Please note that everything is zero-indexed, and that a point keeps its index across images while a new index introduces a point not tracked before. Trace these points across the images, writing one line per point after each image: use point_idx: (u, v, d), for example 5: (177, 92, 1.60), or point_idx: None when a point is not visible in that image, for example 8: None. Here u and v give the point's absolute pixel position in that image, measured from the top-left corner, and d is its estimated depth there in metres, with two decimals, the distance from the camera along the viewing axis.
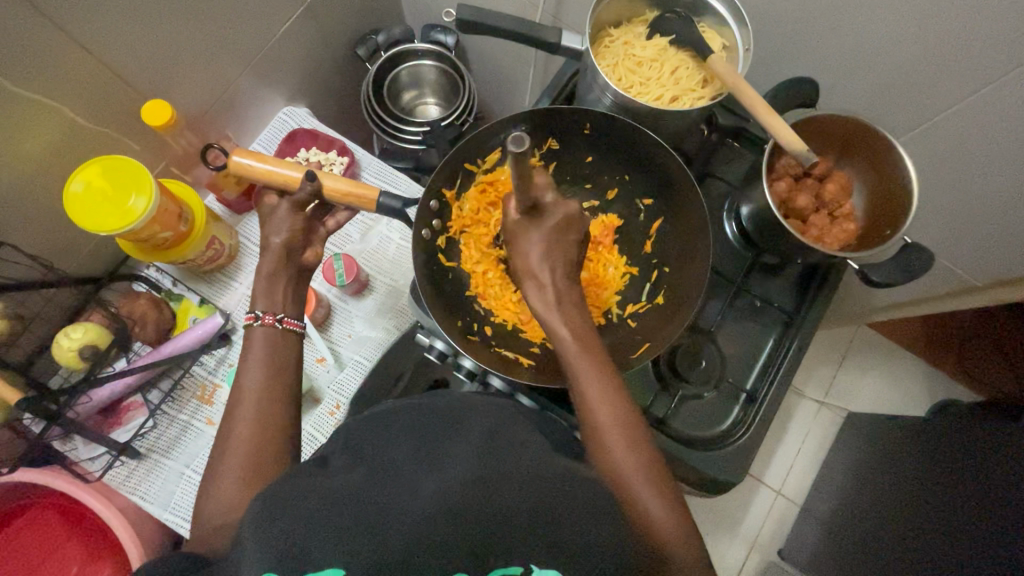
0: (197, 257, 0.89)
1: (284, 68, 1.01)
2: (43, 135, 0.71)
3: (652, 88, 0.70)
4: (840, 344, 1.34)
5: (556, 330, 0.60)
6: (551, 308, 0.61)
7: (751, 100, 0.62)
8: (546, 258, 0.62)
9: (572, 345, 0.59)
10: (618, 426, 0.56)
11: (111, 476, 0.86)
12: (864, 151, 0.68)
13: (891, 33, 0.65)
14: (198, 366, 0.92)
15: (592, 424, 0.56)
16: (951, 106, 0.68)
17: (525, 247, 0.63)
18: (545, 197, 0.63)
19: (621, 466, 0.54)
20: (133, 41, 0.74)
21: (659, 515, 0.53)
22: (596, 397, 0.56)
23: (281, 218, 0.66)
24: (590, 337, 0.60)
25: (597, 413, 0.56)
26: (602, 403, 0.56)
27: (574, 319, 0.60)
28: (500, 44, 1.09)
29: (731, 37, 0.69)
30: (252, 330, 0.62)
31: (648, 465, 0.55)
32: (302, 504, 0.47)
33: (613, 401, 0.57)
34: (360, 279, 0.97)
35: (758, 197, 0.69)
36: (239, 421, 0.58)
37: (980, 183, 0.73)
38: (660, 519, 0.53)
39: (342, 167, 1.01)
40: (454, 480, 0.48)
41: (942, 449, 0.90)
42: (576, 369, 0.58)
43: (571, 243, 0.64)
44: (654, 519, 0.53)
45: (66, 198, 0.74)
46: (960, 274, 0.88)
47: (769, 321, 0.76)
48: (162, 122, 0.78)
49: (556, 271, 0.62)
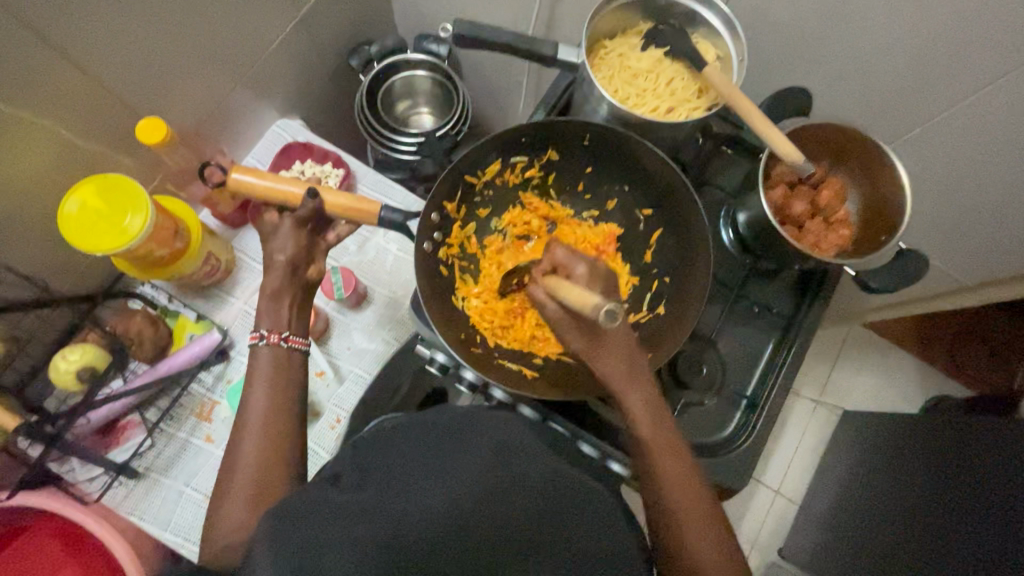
0: (193, 273, 0.89)
1: (277, 80, 1.01)
2: (36, 154, 0.71)
3: (648, 99, 0.71)
4: (833, 344, 1.35)
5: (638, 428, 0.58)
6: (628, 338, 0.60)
7: (748, 111, 0.63)
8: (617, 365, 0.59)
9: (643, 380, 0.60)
10: (676, 464, 0.57)
11: (109, 497, 0.85)
12: (855, 158, 0.69)
13: (880, 41, 0.66)
14: (196, 384, 0.91)
15: (648, 458, 0.58)
16: (941, 112, 0.69)
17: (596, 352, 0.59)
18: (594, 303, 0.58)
19: (678, 502, 0.56)
20: (125, 59, 0.73)
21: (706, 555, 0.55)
22: (657, 435, 0.58)
23: (284, 234, 0.65)
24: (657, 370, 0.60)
25: (657, 450, 0.57)
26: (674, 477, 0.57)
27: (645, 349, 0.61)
28: (493, 54, 1.09)
29: (724, 48, 0.70)
30: (258, 347, 0.62)
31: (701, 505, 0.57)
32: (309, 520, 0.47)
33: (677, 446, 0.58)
34: (358, 292, 0.97)
35: (754, 206, 0.70)
36: (245, 442, 0.57)
37: (971, 187, 0.75)
38: (710, 559, 0.55)
39: (338, 180, 1.01)
40: (458, 498, 0.48)
41: (933, 445, 0.91)
42: (642, 402, 0.59)
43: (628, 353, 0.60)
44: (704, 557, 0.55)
45: (61, 219, 0.73)
46: (953, 274, 0.89)
47: (768, 326, 0.76)
48: (157, 140, 0.77)
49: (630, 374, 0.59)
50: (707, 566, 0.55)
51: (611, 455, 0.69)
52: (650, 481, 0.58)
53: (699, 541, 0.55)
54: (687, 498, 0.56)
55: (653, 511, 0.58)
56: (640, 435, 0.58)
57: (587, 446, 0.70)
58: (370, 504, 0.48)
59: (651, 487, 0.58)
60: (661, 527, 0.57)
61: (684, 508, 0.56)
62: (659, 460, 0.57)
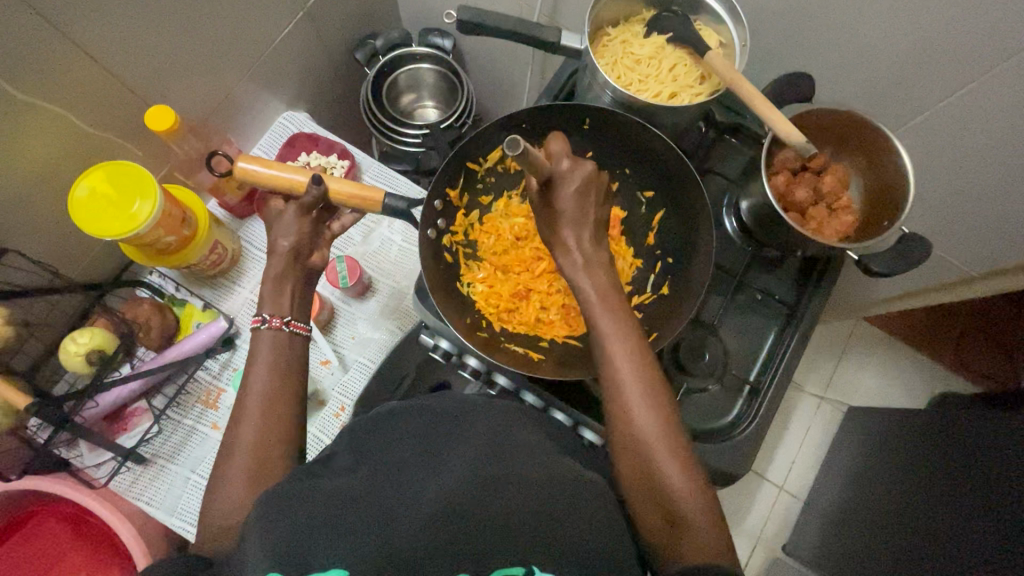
0: (200, 261, 0.90)
1: (284, 73, 1.02)
2: (47, 141, 0.72)
3: (651, 85, 0.71)
4: (838, 339, 1.35)
5: (602, 325, 0.57)
6: (579, 271, 0.59)
7: (750, 94, 0.63)
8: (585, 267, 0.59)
9: (596, 304, 0.58)
10: (642, 391, 0.55)
11: (116, 483, 0.86)
12: (858, 144, 0.69)
13: (881, 28, 0.67)
14: (202, 371, 0.92)
15: (610, 382, 0.57)
16: (942, 99, 0.69)
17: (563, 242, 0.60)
18: (566, 183, 0.59)
19: (647, 432, 0.54)
20: (135, 48, 0.75)
21: (677, 483, 0.53)
22: (620, 358, 0.56)
23: (288, 222, 0.66)
24: (615, 294, 0.59)
25: (622, 378, 0.56)
26: (646, 415, 0.55)
27: (604, 278, 0.59)
28: (497, 46, 1.10)
29: (727, 34, 0.70)
30: (260, 332, 0.62)
31: (668, 430, 0.55)
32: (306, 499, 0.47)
33: (647, 375, 0.56)
34: (363, 281, 0.98)
35: (757, 192, 0.70)
36: (246, 424, 0.58)
37: (972, 175, 0.75)
38: (683, 492, 0.53)
39: (343, 170, 1.02)
40: (456, 477, 0.49)
41: (941, 438, 0.90)
42: (601, 325, 0.57)
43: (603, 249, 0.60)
44: (676, 492, 0.53)
45: (71, 204, 0.74)
46: (957, 265, 0.89)
47: (771, 314, 0.76)
48: (165, 127, 0.78)
49: (598, 271, 0.59)
50: (681, 500, 0.53)
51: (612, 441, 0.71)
52: (613, 408, 0.56)
53: (670, 471, 0.53)
54: (652, 423, 0.55)
55: (622, 446, 0.56)
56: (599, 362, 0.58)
57: (588, 432, 0.72)
58: (372, 485, 0.49)
59: (617, 420, 0.56)
60: (636, 474, 0.55)
61: (657, 437, 0.54)
62: (623, 386, 0.56)
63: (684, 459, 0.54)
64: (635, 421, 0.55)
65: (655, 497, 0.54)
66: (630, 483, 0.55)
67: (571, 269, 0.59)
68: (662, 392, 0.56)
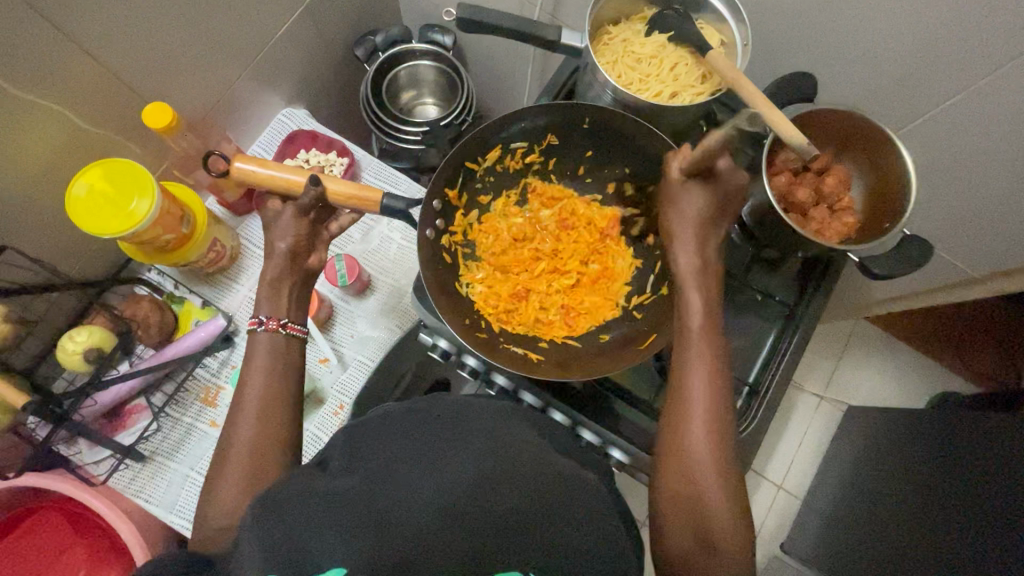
0: (199, 259, 0.89)
1: (283, 69, 1.01)
2: (44, 138, 0.71)
3: (652, 84, 0.71)
4: (838, 338, 1.35)
5: (692, 335, 0.59)
6: (694, 272, 0.62)
7: (752, 95, 0.62)
8: (702, 267, 0.62)
9: (697, 313, 0.60)
10: (709, 416, 0.56)
11: (116, 480, 0.86)
12: (860, 145, 0.69)
13: (885, 27, 0.66)
14: (202, 369, 0.92)
15: (679, 397, 0.58)
16: (944, 100, 0.69)
17: (683, 238, 0.62)
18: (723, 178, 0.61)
19: (693, 444, 0.56)
20: (132, 44, 0.74)
21: (718, 511, 0.54)
22: (700, 378, 0.57)
23: (286, 222, 0.65)
24: (713, 312, 0.61)
25: (692, 394, 0.57)
26: (703, 442, 0.55)
27: (708, 287, 0.61)
28: (497, 43, 1.09)
29: (728, 33, 0.70)
30: (256, 335, 0.62)
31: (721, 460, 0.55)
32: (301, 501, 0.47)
33: (713, 385, 0.57)
34: (362, 279, 0.97)
35: (758, 192, 0.69)
36: (242, 428, 0.58)
37: (975, 176, 0.74)
38: (722, 520, 0.53)
39: (342, 168, 1.02)
40: (452, 477, 0.50)
41: (941, 439, 0.90)
42: (694, 337, 0.59)
43: (710, 246, 0.63)
44: (713, 515, 0.54)
45: (69, 202, 0.74)
46: (959, 267, 0.88)
47: (770, 314, 0.76)
48: (163, 124, 0.78)
49: (711, 284, 0.62)
50: (718, 527, 0.53)
51: (611, 442, 0.71)
52: (669, 425, 0.58)
53: (715, 499, 0.54)
54: (706, 451, 0.55)
55: (669, 466, 0.57)
56: (676, 368, 0.59)
57: (587, 433, 0.72)
58: (369, 487, 0.49)
59: (671, 438, 0.57)
60: (677, 497, 0.55)
61: (709, 465, 0.55)
62: (691, 401, 0.57)
63: (690, 463, 0.55)
64: (693, 444, 0.56)
65: (694, 521, 0.54)
66: (669, 503, 0.56)
67: (685, 268, 0.62)
68: (726, 423, 0.57)
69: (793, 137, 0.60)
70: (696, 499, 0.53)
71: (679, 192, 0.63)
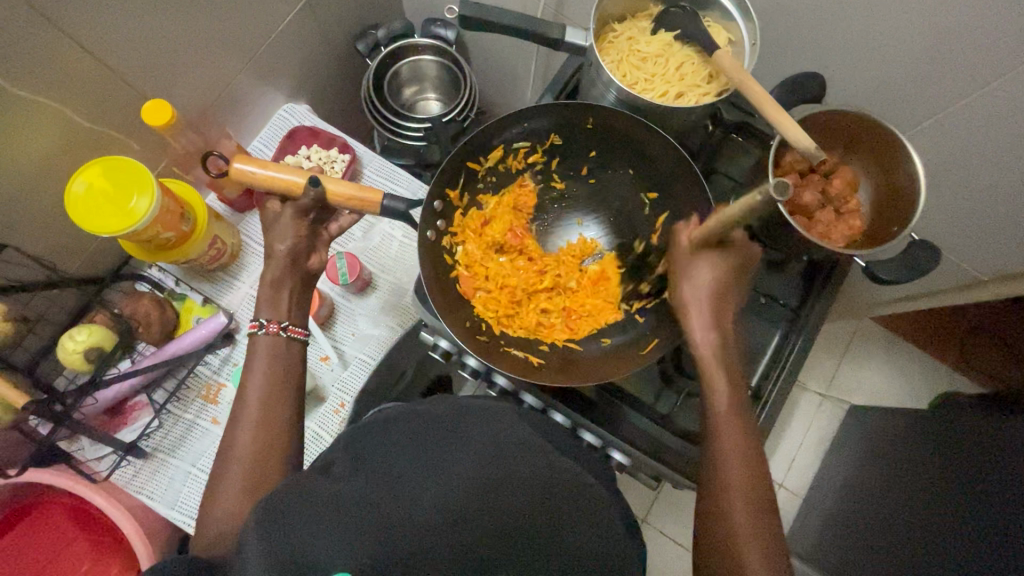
0: (199, 256, 0.89)
1: (283, 65, 1.00)
2: (43, 136, 0.71)
3: (657, 84, 0.70)
4: (841, 337, 1.34)
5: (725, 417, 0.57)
6: (710, 347, 0.60)
7: (757, 97, 0.61)
8: (719, 341, 0.60)
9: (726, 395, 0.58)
10: (743, 487, 0.55)
11: (117, 476, 0.86)
12: (868, 146, 0.67)
13: (895, 27, 0.65)
14: (203, 366, 0.92)
15: (717, 483, 0.56)
16: (955, 101, 0.67)
17: (698, 315, 0.60)
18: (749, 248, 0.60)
19: (733, 478, 0.55)
20: (131, 40, 0.73)
21: None
22: (740, 465, 0.55)
23: (285, 224, 0.65)
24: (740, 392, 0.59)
25: (731, 475, 0.55)
26: (746, 524, 0.53)
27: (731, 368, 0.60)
28: (500, 38, 1.08)
29: (736, 31, 0.68)
30: (257, 337, 0.62)
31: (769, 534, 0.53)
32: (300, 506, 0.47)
33: (735, 435, 0.57)
34: (363, 278, 0.97)
35: (764, 194, 0.69)
36: (241, 431, 0.58)
37: (986, 178, 0.73)
38: None
39: (343, 165, 1.01)
40: (450, 483, 0.49)
41: (942, 441, 0.90)
42: (719, 419, 0.57)
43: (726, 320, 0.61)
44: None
45: (68, 200, 0.73)
46: (966, 269, 0.87)
47: (774, 317, 0.76)
48: (161, 121, 0.77)
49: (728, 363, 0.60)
50: None
51: (612, 444, 0.70)
52: (713, 509, 0.55)
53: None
54: (748, 529, 0.53)
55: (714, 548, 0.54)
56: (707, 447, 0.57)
57: (588, 435, 0.71)
58: (363, 491, 0.49)
59: (719, 524, 0.54)
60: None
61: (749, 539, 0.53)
62: (730, 484, 0.55)
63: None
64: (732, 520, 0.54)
65: None
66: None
67: (704, 346, 0.60)
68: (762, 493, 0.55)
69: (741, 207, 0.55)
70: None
71: (713, 257, 0.61)
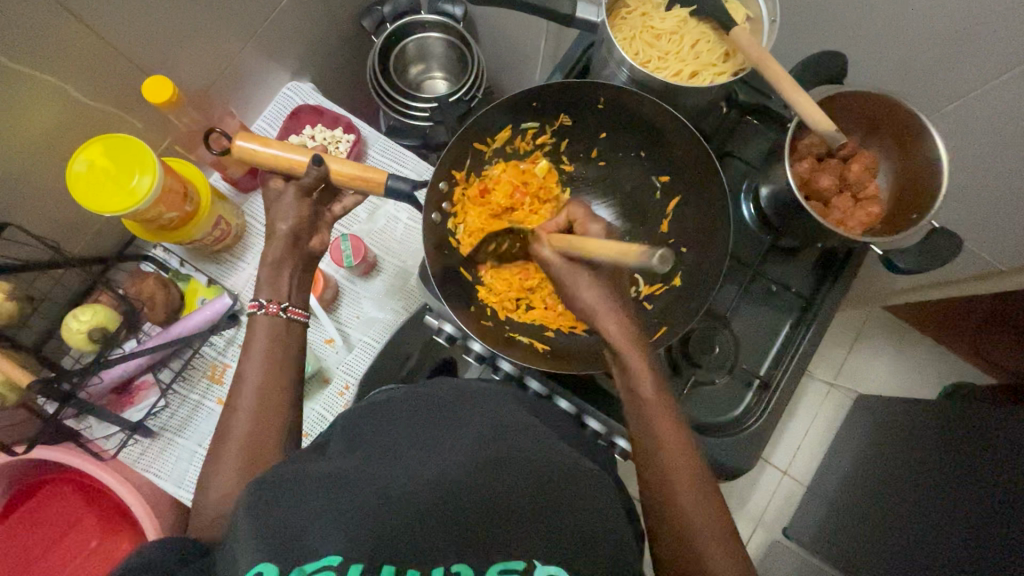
0: (204, 237, 0.88)
1: (287, 41, 0.98)
2: (42, 113, 0.70)
3: (671, 63, 0.67)
4: (852, 326, 1.32)
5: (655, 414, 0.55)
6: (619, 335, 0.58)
7: (775, 76, 0.59)
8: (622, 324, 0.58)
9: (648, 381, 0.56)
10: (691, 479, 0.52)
11: (125, 455, 0.87)
12: (889, 130, 0.65)
13: (924, 3, 0.61)
14: (207, 347, 0.92)
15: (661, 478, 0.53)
16: (984, 84, 0.64)
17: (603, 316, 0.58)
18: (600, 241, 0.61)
19: (676, 462, 0.53)
20: (131, 16, 0.72)
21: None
22: (680, 468, 0.53)
23: (287, 204, 0.64)
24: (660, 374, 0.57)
25: (675, 472, 0.52)
26: (704, 517, 0.51)
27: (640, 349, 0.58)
28: (510, 15, 1.05)
29: (755, 8, 0.65)
30: (256, 318, 0.62)
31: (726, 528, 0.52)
32: (298, 491, 0.46)
33: (665, 416, 0.55)
34: (367, 261, 0.96)
35: (779, 178, 0.67)
36: (240, 413, 0.57)
37: (1013, 164, 0.70)
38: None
39: (348, 145, 1.00)
40: (451, 468, 0.49)
41: (949, 432, 0.88)
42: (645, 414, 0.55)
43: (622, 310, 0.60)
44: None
45: (70, 178, 0.72)
46: (985, 258, 0.84)
47: (785, 304, 0.74)
48: (163, 99, 0.75)
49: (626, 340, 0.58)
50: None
51: (616, 432, 0.69)
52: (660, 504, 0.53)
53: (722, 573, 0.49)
54: (707, 522, 0.51)
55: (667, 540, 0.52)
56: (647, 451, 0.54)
57: (593, 421, 0.69)
58: (361, 475, 0.48)
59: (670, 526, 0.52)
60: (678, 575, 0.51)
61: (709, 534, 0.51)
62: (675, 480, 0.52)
63: (689, 454, 0.53)
64: (686, 512, 0.52)
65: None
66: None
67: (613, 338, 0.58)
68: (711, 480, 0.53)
69: (618, 255, 0.54)
70: (698, 491, 0.52)
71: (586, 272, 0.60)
